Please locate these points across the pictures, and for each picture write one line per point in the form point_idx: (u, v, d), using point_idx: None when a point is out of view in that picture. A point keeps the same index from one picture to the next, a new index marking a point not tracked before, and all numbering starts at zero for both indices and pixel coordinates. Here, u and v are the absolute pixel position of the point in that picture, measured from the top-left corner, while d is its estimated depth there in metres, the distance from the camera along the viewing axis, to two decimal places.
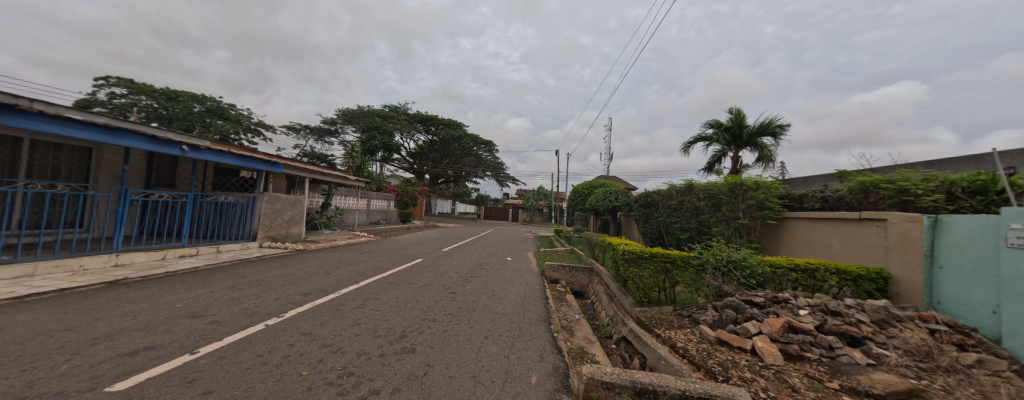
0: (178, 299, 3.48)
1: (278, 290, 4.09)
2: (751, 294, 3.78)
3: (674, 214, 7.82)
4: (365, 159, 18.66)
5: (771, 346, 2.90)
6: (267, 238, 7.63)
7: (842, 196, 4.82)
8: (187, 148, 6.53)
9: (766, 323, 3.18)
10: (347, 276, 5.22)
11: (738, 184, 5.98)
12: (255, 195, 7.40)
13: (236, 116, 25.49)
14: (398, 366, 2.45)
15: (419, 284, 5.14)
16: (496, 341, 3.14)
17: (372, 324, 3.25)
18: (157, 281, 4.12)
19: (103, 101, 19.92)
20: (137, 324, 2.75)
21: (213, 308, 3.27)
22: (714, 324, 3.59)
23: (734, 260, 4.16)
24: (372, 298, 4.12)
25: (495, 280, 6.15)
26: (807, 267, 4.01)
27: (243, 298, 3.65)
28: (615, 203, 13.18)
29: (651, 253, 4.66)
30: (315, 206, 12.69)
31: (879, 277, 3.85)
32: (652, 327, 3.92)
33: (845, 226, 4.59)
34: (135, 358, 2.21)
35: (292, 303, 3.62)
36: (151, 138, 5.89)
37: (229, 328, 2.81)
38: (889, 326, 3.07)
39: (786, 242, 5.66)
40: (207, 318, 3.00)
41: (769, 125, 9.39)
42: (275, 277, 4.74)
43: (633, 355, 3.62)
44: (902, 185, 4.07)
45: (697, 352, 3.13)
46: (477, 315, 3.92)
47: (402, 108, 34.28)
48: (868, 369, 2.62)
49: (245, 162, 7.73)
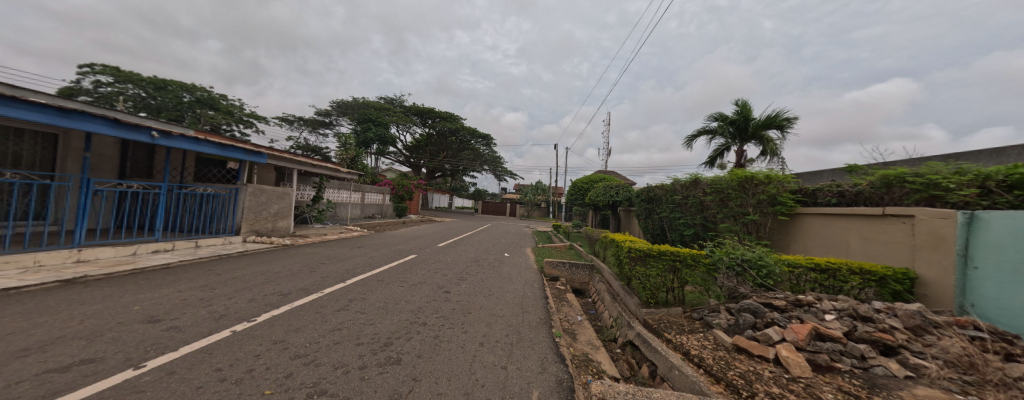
0: (139, 300, 3.12)
1: (254, 289, 3.73)
2: (770, 297, 3.48)
3: (678, 209, 7.54)
4: (359, 152, 18.19)
5: (797, 356, 2.61)
6: (252, 232, 7.25)
7: (861, 190, 4.54)
8: (157, 134, 5.96)
9: (790, 329, 2.88)
10: (334, 274, 4.89)
11: (748, 178, 5.68)
12: (238, 187, 6.96)
13: (227, 107, 24.81)
14: (380, 382, 2.13)
15: (411, 283, 4.82)
16: (492, 349, 2.83)
17: (355, 329, 2.93)
18: (120, 280, 3.74)
19: (87, 90, 19.28)
20: (81, 331, 2.40)
21: (176, 311, 2.91)
22: (729, 329, 3.30)
23: (749, 260, 3.81)
24: (357, 299, 3.80)
25: (491, 278, 5.84)
26: (828, 267, 3.72)
27: (214, 299, 3.30)
28: (616, 197, 12.90)
29: (660, 251, 4.35)
30: (305, 199, 12.23)
31: (905, 278, 3.58)
32: (661, 331, 3.62)
33: (865, 223, 4.30)
34: (65, 375, 1.88)
35: (268, 305, 3.28)
36: (114, 121, 5.32)
37: (188, 336, 2.47)
38: (925, 333, 2.78)
39: (798, 239, 5.39)
40: (166, 323, 2.66)
41: (776, 118, 9.08)
42: (253, 275, 4.38)
43: (642, 361, 3.35)
44: (930, 179, 3.76)
45: (714, 361, 2.84)
46: (472, 317, 3.62)
47: (399, 100, 33.63)
48: (908, 384, 2.33)
49: (225, 152, 7.22)
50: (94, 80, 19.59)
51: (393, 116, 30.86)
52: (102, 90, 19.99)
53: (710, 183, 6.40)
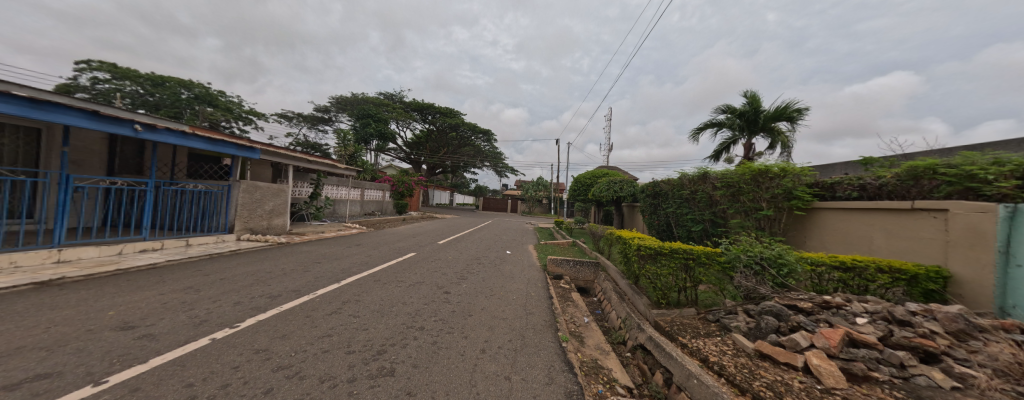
0: (115, 303, 2.89)
1: (242, 291, 3.51)
2: (792, 298, 3.24)
3: (686, 204, 7.30)
4: (358, 148, 17.94)
5: (830, 364, 2.37)
6: (247, 230, 7.05)
7: (885, 183, 4.27)
8: (140, 128, 5.67)
9: (820, 334, 2.64)
10: (329, 274, 4.68)
11: (761, 172, 5.41)
12: (230, 183, 6.76)
13: (225, 103, 24.57)
14: (370, 397, 1.91)
15: (408, 283, 4.61)
16: (494, 357, 2.62)
17: (347, 335, 2.71)
18: (100, 282, 3.52)
19: (85, 87, 19.12)
20: (44, 340, 2.18)
21: (153, 316, 2.68)
22: (750, 332, 3.07)
23: (768, 258, 3.55)
24: (351, 301, 3.59)
25: (493, 277, 5.62)
26: (854, 266, 3.46)
27: (197, 303, 3.07)
28: (620, 193, 12.64)
29: (671, 248, 4.11)
30: (303, 196, 12.08)
31: (937, 277, 3.33)
32: (675, 334, 3.39)
33: (892, 218, 4.04)
34: (14, 394, 1.66)
35: (254, 309, 3.05)
36: (93, 114, 5.01)
37: (162, 345, 2.23)
38: (969, 339, 2.53)
39: (815, 235, 5.15)
40: (139, 330, 2.42)
41: (786, 110, 8.77)
42: (244, 276, 4.17)
43: (654, 367, 3.13)
44: (966, 170, 3.47)
45: (736, 369, 2.61)
46: (473, 320, 3.41)
47: (399, 96, 33.34)
48: (957, 396, 2.08)
49: (215, 147, 6.99)
50: (91, 77, 19.39)
51: (392, 112, 30.59)
52: (99, 87, 19.81)
53: (720, 177, 6.14)
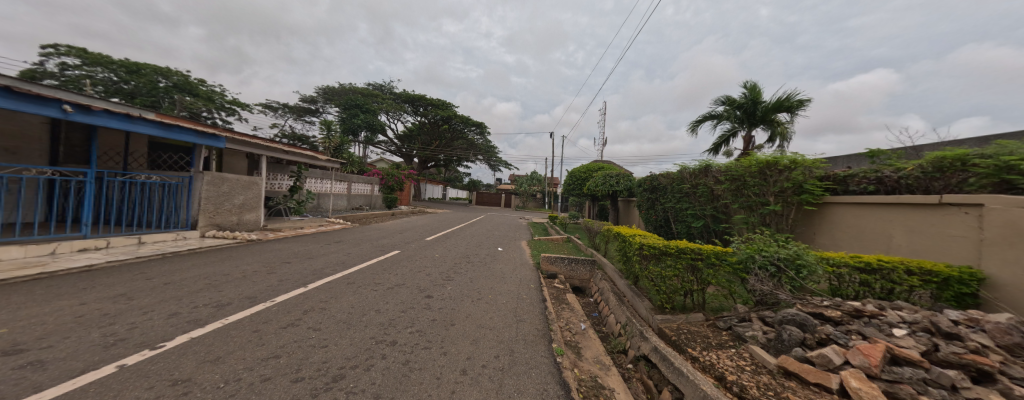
0: (15, 318, 2.38)
1: (184, 299, 3.02)
2: (816, 305, 2.88)
3: (687, 199, 6.97)
4: (344, 140, 17.25)
5: (871, 386, 1.98)
6: (213, 227, 6.47)
7: (905, 176, 3.93)
8: (70, 108, 4.93)
9: (857, 350, 2.27)
10: (297, 275, 4.21)
11: (770, 165, 5.01)
12: (193, 174, 6.20)
13: (205, 92, 23.41)
14: None
15: (386, 286, 4.17)
16: (475, 379, 2.20)
17: (298, 355, 2.25)
18: (12, 288, 2.98)
19: (52, 73, 17.97)
20: None
21: (56, 335, 2.18)
22: (770, 345, 2.70)
23: (785, 258, 3.18)
24: (317, 309, 3.15)
25: (481, 277, 5.22)
26: (879, 267, 3.11)
27: (123, 315, 2.58)
28: (616, 187, 12.29)
29: (678, 248, 3.72)
30: (281, 189, 11.79)
31: (971, 279, 2.99)
32: (683, 345, 3.02)
33: (915, 214, 3.72)
34: None
35: (190, 322, 2.55)
36: (6, 90, 4.29)
37: (47, 377, 1.74)
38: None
39: (826, 231, 4.85)
40: (27, 355, 1.93)
41: (787, 101, 8.44)
42: (195, 280, 3.66)
43: (661, 383, 2.76)
44: (1005, 160, 3.10)
45: (760, 391, 2.22)
46: (455, 330, 3.00)
47: (388, 87, 32.42)
48: None
49: (170, 134, 6.29)
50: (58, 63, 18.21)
51: (382, 103, 29.74)
52: (68, 73, 18.65)
53: (723, 170, 5.81)
